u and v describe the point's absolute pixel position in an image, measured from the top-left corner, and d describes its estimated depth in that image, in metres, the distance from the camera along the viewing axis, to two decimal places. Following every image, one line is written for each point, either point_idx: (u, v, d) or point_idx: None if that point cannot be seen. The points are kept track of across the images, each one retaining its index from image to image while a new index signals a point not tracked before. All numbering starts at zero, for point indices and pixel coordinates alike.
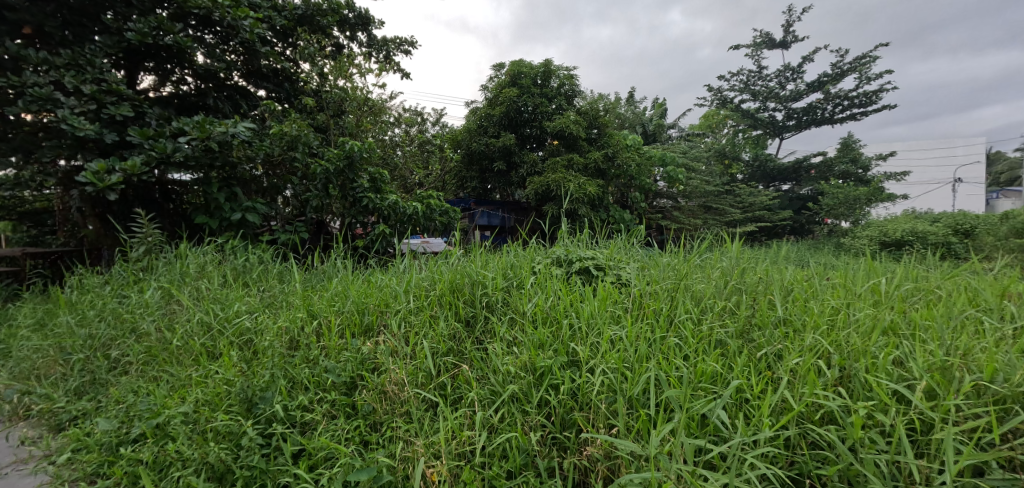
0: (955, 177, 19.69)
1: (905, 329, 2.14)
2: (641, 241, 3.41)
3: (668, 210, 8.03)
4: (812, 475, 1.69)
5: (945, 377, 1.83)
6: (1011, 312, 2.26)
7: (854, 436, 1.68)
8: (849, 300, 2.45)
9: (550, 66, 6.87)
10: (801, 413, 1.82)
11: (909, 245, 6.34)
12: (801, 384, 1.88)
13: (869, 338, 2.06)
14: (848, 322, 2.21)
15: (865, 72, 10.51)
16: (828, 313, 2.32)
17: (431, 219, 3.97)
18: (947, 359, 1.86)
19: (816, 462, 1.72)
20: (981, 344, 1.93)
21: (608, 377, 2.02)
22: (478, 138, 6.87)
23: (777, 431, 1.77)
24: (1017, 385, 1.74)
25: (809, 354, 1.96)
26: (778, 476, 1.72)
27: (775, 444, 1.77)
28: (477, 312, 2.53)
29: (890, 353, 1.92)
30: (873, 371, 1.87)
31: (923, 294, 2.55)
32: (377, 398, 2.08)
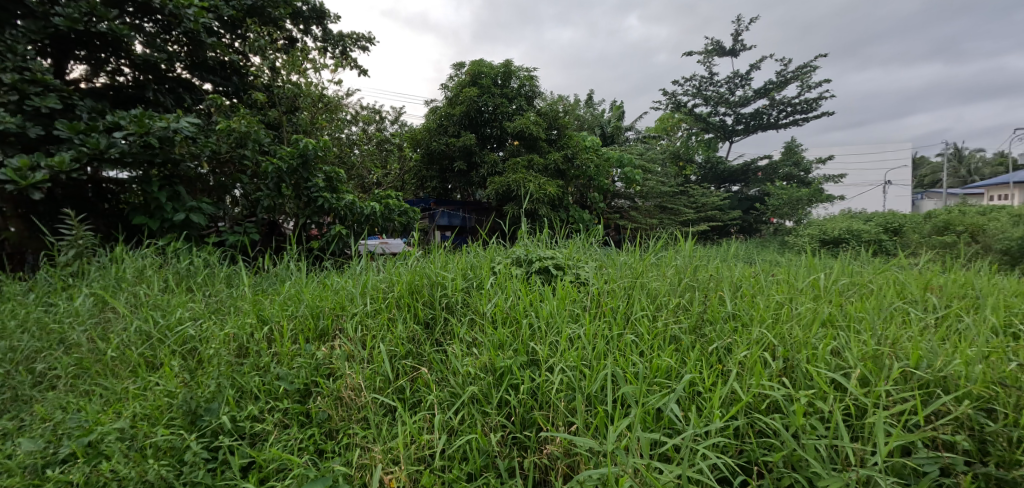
0: (888, 180, 20.96)
1: (842, 320, 2.26)
2: (599, 241, 3.44)
3: (626, 210, 8.18)
4: (759, 462, 1.75)
5: (877, 365, 1.92)
6: (934, 303, 2.43)
7: (797, 424, 1.74)
8: (792, 295, 2.57)
9: (510, 67, 6.86)
10: (749, 404, 1.88)
11: (846, 242, 6.73)
12: (749, 376, 1.95)
13: (810, 331, 2.16)
14: (792, 315, 2.31)
15: (806, 80, 11.05)
16: (773, 307, 2.43)
17: (389, 220, 3.88)
18: (878, 348, 1.96)
19: (762, 449, 1.77)
20: (907, 334, 2.05)
21: (567, 375, 2.03)
22: (438, 137, 6.79)
23: (728, 422, 1.82)
24: (938, 370, 1.83)
25: (756, 347, 2.04)
26: (730, 468, 1.76)
27: (726, 436, 1.82)
28: (436, 313, 2.49)
29: (828, 344, 2.03)
30: (815, 362, 1.96)
31: (857, 288, 2.70)
32: (333, 404, 2.01)
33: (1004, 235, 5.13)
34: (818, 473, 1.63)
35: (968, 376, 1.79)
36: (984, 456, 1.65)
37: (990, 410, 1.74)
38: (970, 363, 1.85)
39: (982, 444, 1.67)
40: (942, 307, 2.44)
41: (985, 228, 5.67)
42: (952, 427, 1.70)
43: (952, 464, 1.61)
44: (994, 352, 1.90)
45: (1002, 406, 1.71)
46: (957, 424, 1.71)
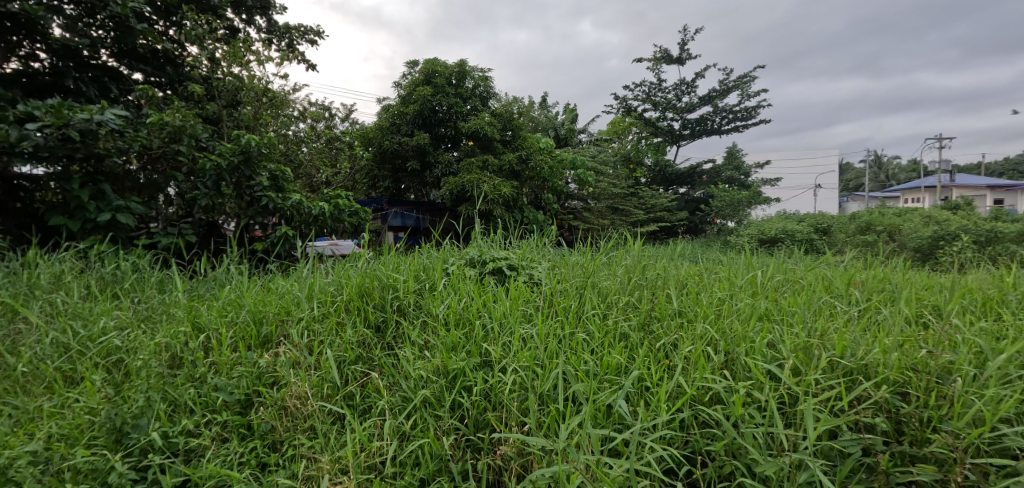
0: (818, 184, 22.34)
1: (777, 315, 2.38)
2: (552, 241, 3.47)
3: (579, 211, 8.26)
4: (703, 452, 1.80)
5: (807, 355, 2.02)
6: (857, 297, 2.58)
7: (736, 414, 1.80)
8: (733, 292, 2.67)
9: (465, 67, 6.81)
10: (694, 396, 1.94)
11: (781, 241, 7.09)
12: (693, 370, 2.01)
13: (749, 325, 2.26)
14: (732, 311, 2.41)
15: (747, 89, 11.58)
16: (716, 303, 2.52)
17: (339, 220, 3.75)
18: (809, 340, 2.07)
19: (706, 439, 1.83)
20: (834, 326, 2.17)
21: (519, 375, 2.03)
22: (390, 136, 6.65)
23: (674, 415, 1.87)
24: (861, 359, 1.94)
25: (700, 343, 2.10)
26: (676, 460, 1.80)
27: (672, 429, 1.87)
28: (388, 317, 2.42)
29: (765, 337, 2.12)
30: (753, 354, 2.04)
31: (790, 284, 2.86)
32: (277, 414, 1.92)
33: (919, 235, 5.57)
34: (755, 459, 1.69)
35: (886, 363, 1.90)
36: (899, 436, 1.75)
37: (904, 393, 1.84)
38: (888, 351, 1.96)
39: (898, 425, 1.77)
40: (865, 301, 2.60)
41: (902, 229, 6.15)
42: (872, 410, 1.80)
43: (872, 445, 1.70)
44: (908, 340, 2.03)
45: (914, 389, 1.82)
46: (876, 407, 1.81)
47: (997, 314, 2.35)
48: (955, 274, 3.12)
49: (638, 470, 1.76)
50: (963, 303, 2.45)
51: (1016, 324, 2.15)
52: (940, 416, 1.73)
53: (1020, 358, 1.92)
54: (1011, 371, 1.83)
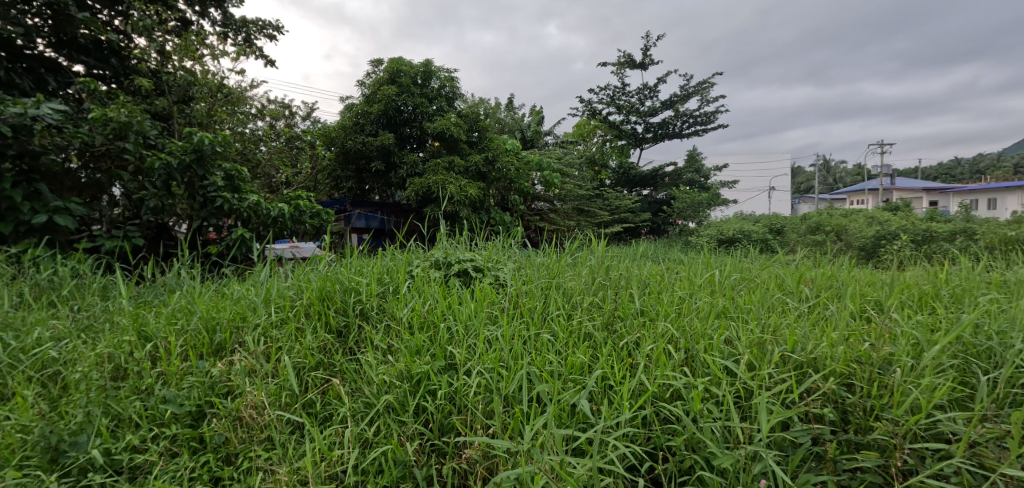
0: (774, 186, 23.21)
1: (733, 312, 2.45)
2: (518, 242, 3.46)
3: (546, 212, 8.30)
4: (664, 448, 1.82)
5: (761, 351, 2.08)
6: (807, 293, 2.69)
7: (695, 409, 1.83)
8: (693, 291, 2.74)
9: (430, 66, 6.74)
10: (656, 394, 1.97)
11: (738, 241, 7.32)
12: (655, 368, 2.04)
13: (708, 323, 2.32)
14: (692, 309, 2.46)
15: (706, 94, 11.90)
16: (676, 302, 2.58)
17: (300, 222, 3.63)
18: (762, 336, 2.13)
19: (667, 435, 1.85)
20: (786, 322, 2.25)
21: (484, 378, 2.01)
22: (354, 136, 6.51)
23: (637, 412, 1.89)
24: (811, 353, 2.01)
25: (662, 341, 2.14)
26: (639, 457, 1.82)
27: (635, 426, 1.88)
28: (350, 321, 2.36)
29: (722, 334, 2.18)
30: (711, 351, 2.09)
31: (746, 282, 2.95)
32: (231, 425, 1.83)
33: (864, 234, 5.85)
34: (713, 453, 1.72)
35: (833, 356, 1.97)
36: (846, 424, 1.82)
37: (850, 384, 1.92)
38: (835, 345, 2.03)
39: (845, 414, 1.84)
40: (815, 297, 2.71)
41: (848, 228, 6.45)
42: (821, 401, 1.86)
43: (821, 434, 1.76)
44: (853, 334, 2.11)
45: (858, 380, 1.88)
46: (824, 398, 1.87)
47: (933, 307, 2.47)
48: (898, 271, 3.28)
49: (601, 469, 1.77)
50: (903, 298, 2.58)
51: (949, 316, 2.26)
52: (882, 405, 1.81)
53: (953, 348, 2.01)
54: (944, 361, 1.91)
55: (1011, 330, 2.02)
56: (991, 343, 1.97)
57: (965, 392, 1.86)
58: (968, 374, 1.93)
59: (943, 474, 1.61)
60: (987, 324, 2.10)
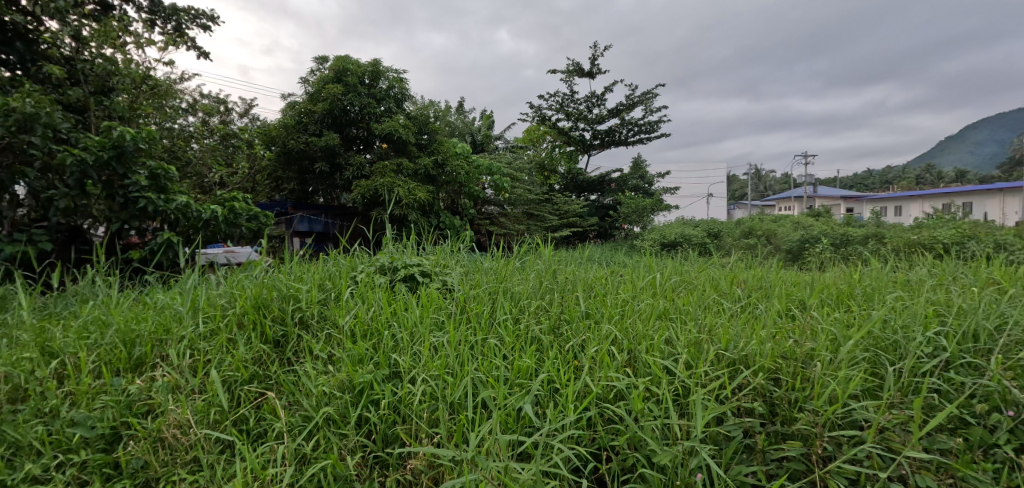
0: (712, 194, 24.28)
1: (673, 313, 2.53)
2: (467, 247, 3.42)
3: (496, 216, 8.29)
4: (608, 448, 1.84)
5: (697, 350, 2.15)
6: (739, 294, 2.81)
7: (636, 408, 1.86)
8: (636, 293, 2.80)
9: (379, 66, 6.58)
10: (600, 395, 1.98)
11: (680, 245, 7.58)
12: (599, 369, 2.06)
13: (649, 324, 2.38)
14: (634, 311, 2.52)
15: (650, 104, 12.29)
16: (619, 304, 2.63)
17: (235, 225, 3.42)
18: (699, 335, 2.21)
19: (610, 435, 1.87)
20: (721, 322, 2.34)
21: (429, 386, 1.96)
22: (297, 135, 6.25)
23: (581, 414, 1.90)
24: (742, 351, 2.10)
25: (605, 343, 2.17)
26: (583, 458, 1.83)
27: (580, 428, 1.89)
28: (288, 331, 2.24)
29: (662, 335, 2.24)
30: (652, 351, 2.14)
31: (684, 284, 3.05)
32: (151, 447, 1.69)
33: (792, 238, 6.24)
34: (654, 450, 1.75)
35: (762, 352, 2.07)
36: (774, 417, 1.90)
37: (777, 379, 2.01)
38: (764, 342, 2.13)
39: (772, 407, 1.92)
40: (747, 297, 2.84)
41: (777, 233, 6.91)
42: (751, 396, 1.94)
43: (752, 427, 1.83)
44: (779, 331, 2.22)
45: (784, 374, 1.98)
46: (754, 392, 1.95)
47: (848, 305, 2.64)
48: (822, 273, 3.49)
49: (546, 472, 1.76)
50: (823, 297, 2.74)
51: (862, 313, 2.41)
52: (805, 397, 1.90)
53: (865, 342, 2.13)
54: (857, 353, 2.04)
55: (913, 324, 2.18)
56: (897, 336, 2.10)
57: (876, 382, 1.97)
58: (878, 366, 2.06)
59: (857, 459, 1.72)
60: (893, 320, 2.26)
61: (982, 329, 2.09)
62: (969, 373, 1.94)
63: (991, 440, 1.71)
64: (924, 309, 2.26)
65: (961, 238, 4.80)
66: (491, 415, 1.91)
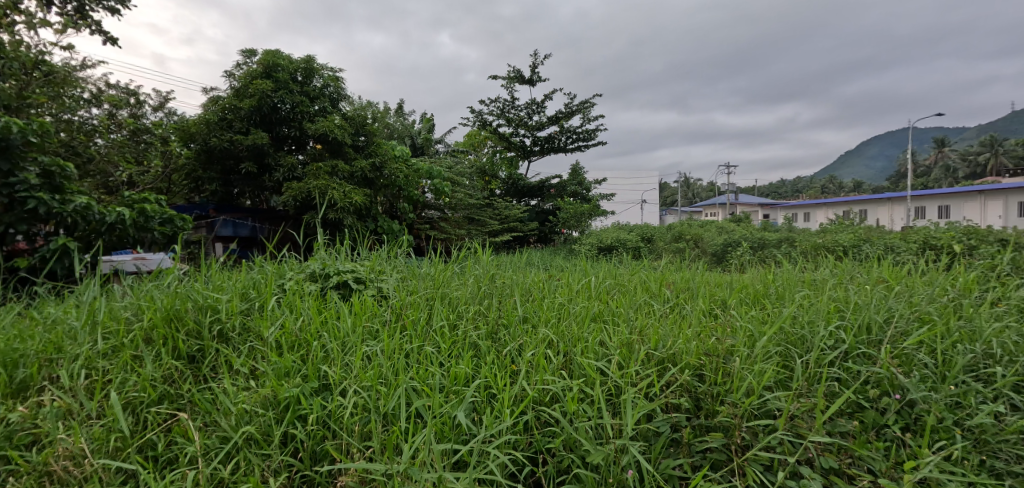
0: (646, 200, 25.22)
1: (606, 315, 2.58)
2: (404, 252, 3.32)
3: (436, 221, 8.17)
4: (544, 451, 1.83)
5: (628, 350, 2.20)
6: (668, 295, 2.92)
7: (571, 410, 1.87)
8: (572, 297, 2.84)
9: (313, 63, 6.31)
10: (536, 398, 1.98)
11: (616, 249, 7.79)
12: (536, 373, 2.06)
13: (584, 326, 2.41)
14: (570, 314, 2.56)
15: (588, 112, 12.60)
16: (555, 307, 2.65)
17: (146, 229, 3.14)
18: (630, 336, 2.26)
19: (546, 438, 1.87)
20: (650, 322, 2.41)
21: (361, 398, 1.87)
22: (220, 132, 5.85)
23: (518, 419, 1.88)
24: (670, 350, 2.17)
25: (541, 347, 2.17)
26: (520, 463, 1.81)
27: (517, 433, 1.88)
28: (205, 344, 2.07)
29: (596, 337, 2.27)
30: (586, 354, 2.17)
31: (617, 286, 3.13)
32: (36, 483, 1.53)
33: (716, 242, 6.60)
34: (588, 450, 1.76)
35: (688, 350, 2.14)
36: (699, 411, 1.96)
37: (702, 375, 2.09)
38: (689, 341, 2.21)
39: (697, 401, 1.99)
40: (675, 298, 2.95)
41: (703, 238, 7.33)
42: (678, 392, 2.00)
43: (678, 421, 1.89)
44: (704, 330, 2.32)
45: (707, 370, 2.06)
46: (681, 389, 2.01)
47: (763, 303, 2.80)
48: (743, 275, 3.69)
49: (482, 479, 1.73)
50: (741, 296, 2.89)
51: (775, 310, 2.56)
52: (725, 390, 1.98)
53: (777, 337, 2.26)
54: (770, 348, 2.15)
55: (817, 319, 2.34)
56: (804, 331, 2.25)
57: (786, 373, 2.09)
58: (789, 359, 2.18)
59: (770, 446, 1.80)
60: (801, 316, 2.42)
61: (874, 322, 2.28)
62: (864, 362, 2.11)
63: (882, 421, 1.87)
64: (826, 305, 2.44)
65: (859, 241, 5.27)
66: (426, 424, 1.86)
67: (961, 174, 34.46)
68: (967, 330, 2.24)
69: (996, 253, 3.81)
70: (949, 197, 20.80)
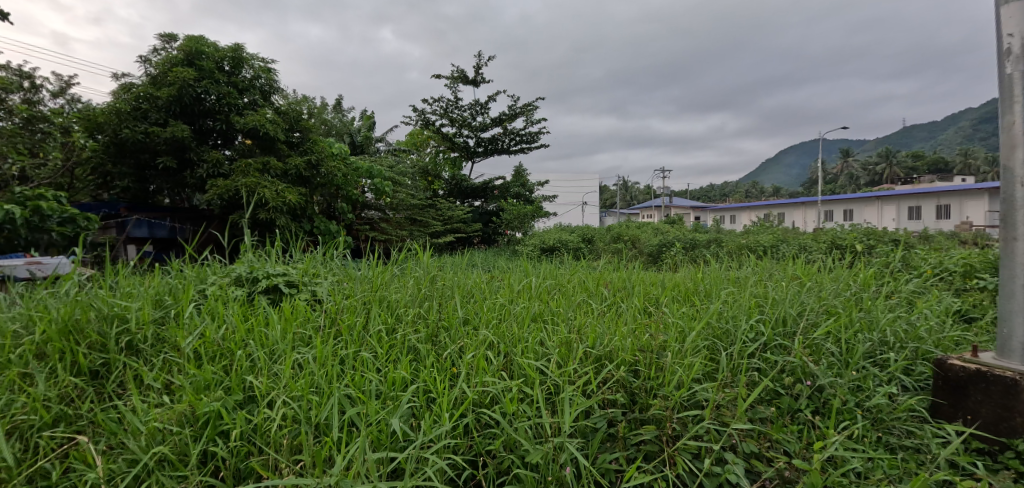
0: (586, 202, 25.75)
1: (546, 315, 2.60)
2: (340, 253, 3.19)
3: (376, 221, 7.95)
4: (484, 453, 1.80)
5: (567, 349, 2.22)
6: (605, 295, 2.98)
7: (510, 411, 1.85)
8: (512, 297, 2.83)
9: (241, 53, 5.96)
10: (476, 401, 1.95)
11: (558, 250, 7.89)
12: (475, 375, 2.03)
13: (524, 326, 2.41)
14: (510, 314, 2.55)
15: (531, 115, 12.69)
16: (496, 308, 2.63)
17: (43, 230, 2.84)
18: (569, 335, 2.28)
19: (487, 440, 1.84)
20: (589, 321, 2.45)
21: (291, 409, 1.76)
22: (133, 123, 5.36)
23: (457, 422, 1.84)
24: (607, 347, 2.20)
25: (481, 348, 2.15)
26: (459, 467, 1.77)
27: (456, 436, 1.83)
28: (110, 358, 1.88)
29: (536, 337, 2.28)
30: (527, 354, 2.16)
31: (557, 286, 3.15)
32: None
33: (652, 242, 6.83)
34: (527, 450, 1.75)
35: (623, 347, 2.18)
36: (634, 405, 2.01)
37: (636, 371, 2.13)
38: (625, 338, 2.26)
39: (632, 396, 2.03)
40: (612, 297, 3.02)
41: (640, 239, 7.58)
42: (615, 388, 2.03)
43: (614, 417, 1.92)
44: (638, 327, 2.39)
45: (642, 366, 2.11)
46: (617, 384, 2.05)
47: (693, 300, 2.92)
48: (676, 274, 3.83)
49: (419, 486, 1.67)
50: (673, 294, 3.00)
51: (703, 307, 2.67)
52: (658, 384, 2.03)
53: (705, 332, 2.36)
54: (699, 342, 2.24)
55: (740, 313, 2.47)
56: (728, 326, 2.36)
57: (713, 366, 2.19)
58: (715, 352, 2.28)
59: (699, 435, 1.87)
60: (726, 311, 2.54)
61: (789, 315, 2.43)
62: (781, 353, 2.24)
63: (796, 406, 1.99)
64: (748, 301, 2.58)
65: (778, 242, 5.63)
66: (360, 432, 1.78)
67: (866, 181, 37.82)
68: (866, 320, 2.43)
69: (893, 252, 4.19)
70: (854, 202, 22.77)
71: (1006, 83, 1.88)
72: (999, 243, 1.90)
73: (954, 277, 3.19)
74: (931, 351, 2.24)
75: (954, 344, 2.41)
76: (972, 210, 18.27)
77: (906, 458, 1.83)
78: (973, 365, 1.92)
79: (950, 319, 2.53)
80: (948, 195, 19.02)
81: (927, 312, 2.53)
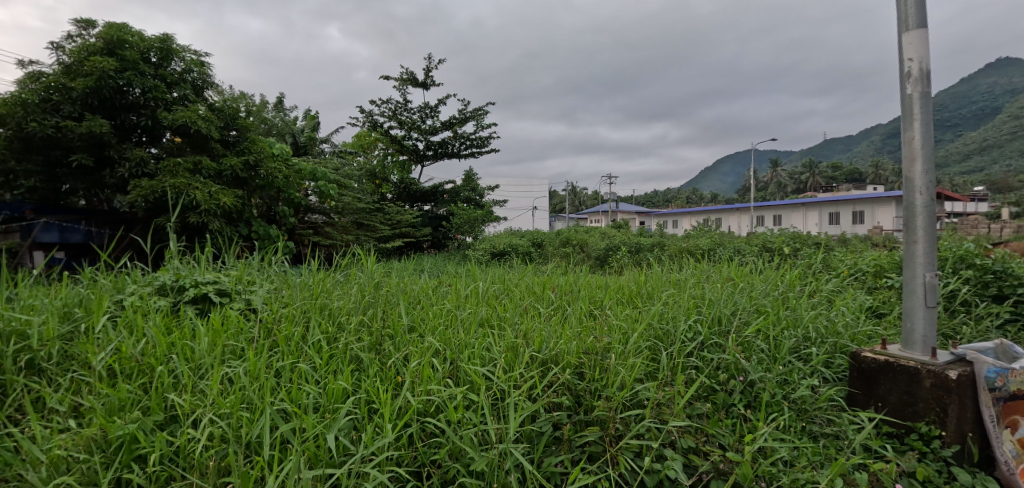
0: (535, 207, 25.97)
1: (493, 320, 2.58)
2: (279, 259, 3.03)
3: (320, 225, 7.66)
4: (429, 463, 1.75)
5: (513, 354, 2.21)
6: (553, 298, 3.00)
7: (455, 419, 1.81)
8: (460, 303, 2.79)
9: (170, 44, 5.59)
10: (420, 409, 1.90)
11: (508, 254, 7.90)
12: (419, 383, 1.98)
13: (470, 332, 2.38)
14: (457, 321, 2.51)
15: (480, 119, 12.67)
16: (443, 314, 2.58)
17: None
18: (515, 340, 2.28)
19: (432, 449, 1.79)
20: (535, 325, 2.45)
21: (218, 428, 1.64)
22: (42, 116, 4.90)
23: (400, 432, 1.78)
24: (552, 351, 2.21)
25: (426, 356, 2.10)
26: (403, 480, 1.72)
27: (400, 447, 1.78)
28: (7, 379, 1.71)
29: (482, 343, 2.26)
30: (473, 360, 2.14)
31: (505, 291, 3.15)
32: None
33: (599, 247, 6.97)
34: (472, 458, 1.72)
35: (569, 350, 2.20)
36: (579, 407, 2.02)
37: (581, 373, 2.16)
38: (570, 341, 2.28)
39: (577, 398, 2.05)
40: (559, 300, 3.05)
41: (588, 243, 7.72)
42: (560, 391, 2.05)
43: (559, 420, 1.93)
44: (584, 330, 2.42)
45: (586, 368, 2.14)
46: (563, 388, 2.06)
47: (636, 302, 2.99)
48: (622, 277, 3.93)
49: None
50: (618, 297, 3.06)
51: (646, 308, 2.74)
52: (602, 386, 2.06)
53: (647, 333, 2.42)
54: (641, 344, 2.29)
55: (680, 314, 2.55)
56: (669, 326, 2.44)
57: (654, 366, 2.25)
58: (657, 352, 2.35)
59: (641, 434, 1.91)
60: (666, 312, 2.61)
61: (723, 315, 2.53)
62: (716, 350, 2.33)
63: (730, 401, 2.08)
64: (687, 302, 2.67)
65: (716, 246, 5.90)
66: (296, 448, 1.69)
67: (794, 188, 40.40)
68: (792, 317, 2.58)
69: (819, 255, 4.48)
70: (784, 208, 24.26)
71: (907, 102, 2.04)
72: (903, 246, 2.05)
73: (871, 277, 3.44)
74: (848, 345, 2.40)
75: (868, 337, 2.60)
76: (884, 215, 19.86)
77: (827, 445, 1.94)
78: (883, 357, 2.08)
79: (864, 315, 2.74)
80: (863, 202, 20.58)
81: (844, 308, 2.73)
